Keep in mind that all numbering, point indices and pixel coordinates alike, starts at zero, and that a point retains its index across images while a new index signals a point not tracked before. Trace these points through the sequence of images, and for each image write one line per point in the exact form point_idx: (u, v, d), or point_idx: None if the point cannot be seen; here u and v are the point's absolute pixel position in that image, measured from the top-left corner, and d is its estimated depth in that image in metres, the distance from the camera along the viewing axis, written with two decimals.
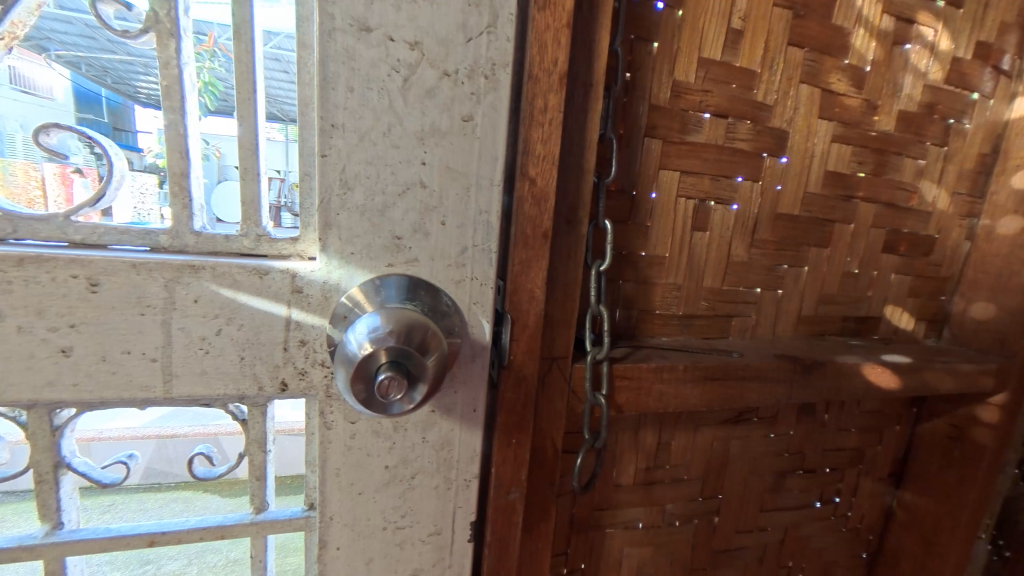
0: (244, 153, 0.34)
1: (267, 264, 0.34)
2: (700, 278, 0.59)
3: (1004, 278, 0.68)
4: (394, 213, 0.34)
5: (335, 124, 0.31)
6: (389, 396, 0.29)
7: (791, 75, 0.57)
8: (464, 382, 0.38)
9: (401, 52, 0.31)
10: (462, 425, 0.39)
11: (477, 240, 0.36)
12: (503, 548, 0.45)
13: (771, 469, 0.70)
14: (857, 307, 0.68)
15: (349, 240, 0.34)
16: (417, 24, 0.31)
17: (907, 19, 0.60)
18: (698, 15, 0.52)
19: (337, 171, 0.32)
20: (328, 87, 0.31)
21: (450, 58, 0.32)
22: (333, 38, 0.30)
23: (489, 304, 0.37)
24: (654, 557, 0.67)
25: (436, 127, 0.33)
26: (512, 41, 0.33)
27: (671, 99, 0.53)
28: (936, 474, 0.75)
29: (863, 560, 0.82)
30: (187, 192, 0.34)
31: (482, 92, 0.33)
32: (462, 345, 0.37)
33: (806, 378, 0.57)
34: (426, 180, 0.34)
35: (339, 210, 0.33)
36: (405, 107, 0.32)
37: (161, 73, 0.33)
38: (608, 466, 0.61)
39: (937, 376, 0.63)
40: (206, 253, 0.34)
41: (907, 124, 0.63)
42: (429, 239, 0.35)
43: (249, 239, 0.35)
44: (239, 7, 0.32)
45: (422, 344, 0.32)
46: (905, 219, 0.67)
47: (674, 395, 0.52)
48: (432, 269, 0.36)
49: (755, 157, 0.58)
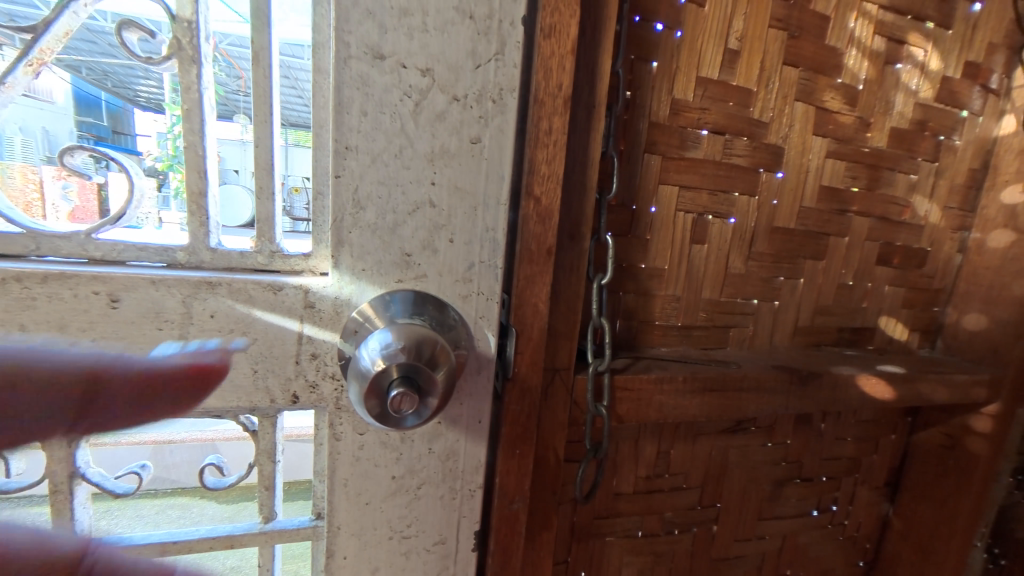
0: (260, 172, 0.36)
1: (281, 281, 0.35)
2: (699, 290, 0.60)
3: (996, 290, 0.69)
4: (403, 231, 0.35)
5: (348, 146, 0.33)
6: (401, 410, 0.30)
7: (786, 93, 0.59)
8: (470, 394, 0.39)
9: (413, 78, 0.33)
10: (468, 436, 0.40)
11: (484, 257, 0.37)
12: (507, 558, 0.45)
13: (769, 478, 0.71)
14: (853, 318, 0.69)
15: (360, 256, 0.35)
16: (429, 52, 0.32)
17: (898, 39, 0.62)
18: (696, 36, 0.54)
19: (349, 191, 0.33)
20: (342, 111, 0.32)
21: (460, 83, 0.33)
22: (348, 66, 0.31)
23: (494, 318, 0.39)
24: (654, 565, 0.68)
25: (446, 148, 0.34)
26: (519, 67, 0.35)
27: (670, 117, 0.54)
28: (930, 483, 0.76)
29: (860, 568, 0.82)
30: (204, 210, 0.35)
31: (490, 115, 0.35)
32: (468, 358, 0.38)
33: (802, 389, 0.58)
34: (435, 199, 0.35)
35: (351, 227, 0.34)
36: (416, 130, 0.33)
37: (182, 96, 0.34)
38: (608, 475, 0.62)
39: (931, 386, 0.65)
40: (222, 269, 0.35)
41: (899, 140, 0.65)
42: (437, 256, 0.36)
43: (262, 255, 0.36)
44: (258, 33, 0.34)
45: (432, 358, 0.33)
46: (898, 232, 0.69)
47: (674, 406, 0.52)
48: (440, 284, 0.37)
49: (752, 172, 0.60)
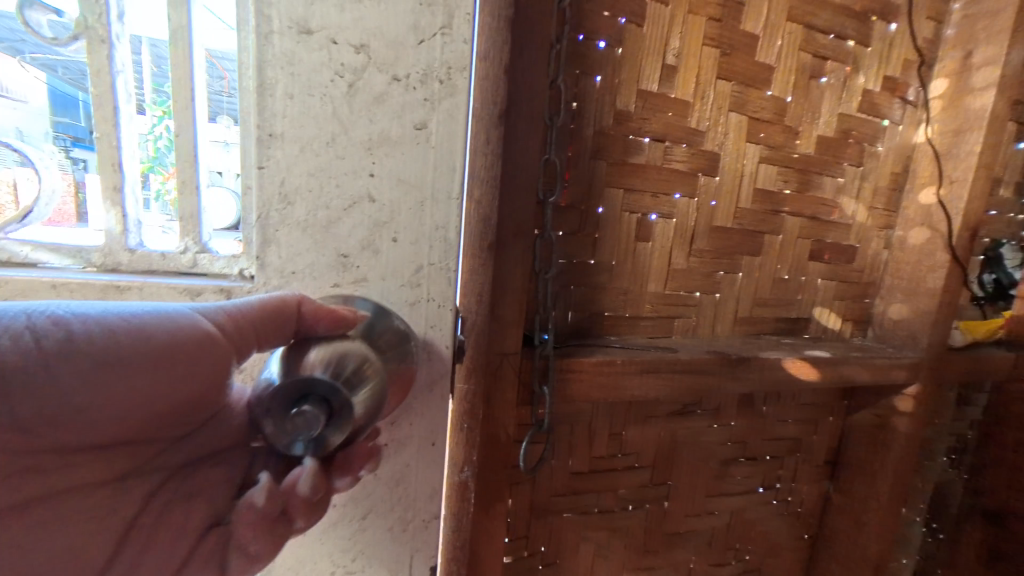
0: (185, 167, 0.40)
1: (198, 286, 0.40)
2: (644, 283, 0.66)
3: (916, 283, 0.76)
4: (339, 221, 0.40)
5: (276, 133, 0.38)
6: (306, 428, 0.32)
7: (720, 105, 0.65)
8: (421, 412, 0.44)
9: (343, 62, 0.38)
10: (419, 459, 0.45)
11: (427, 253, 0.42)
12: (458, 523, 0.49)
13: (715, 458, 0.77)
14: (789, 309, 0.76)
15: (292, 247, 0.40)
16: (360, 32, 0.37)
17: (822, 56, 0.69)
18: (636, 52, 0.59)
19: (277, 181, 0.38)
20: (269, 96, 0.37)
21: (399, 65, 0.39)
22: (271, 42, 0.36)
23: (446, 327, 0.44)
24: (610, 539, 0.73)
25: (383, 138, 0.39)
26: (463, 43, 0.39)
27: (614, 126, 0.60)
28: (864, 461, 0.82)
29: (806, 540, 0.89)
30: (120, 207, 0.40)
31: (432, 100, 0.40)
32: (422, 370, 0.44)
33: (734, 371, 0.62)
34: (370, 190, 0.40)
35: (281, 218, 0.39)
36: (348, 119, 0.39)
37: (95, 80, 0.38)
38: (565, 455, 0.67)
39: (855, 370, 0.71)
40: (140, 271, 0.41)
41: (826, 147, 0.72)
42: (378, 249, 0.41)
43: (186, 257, 0.42)
44: (177, 14, 0.38)
45: (356, 372, 0.35)
46: (828, 231, 0.75)
47: (615, 387, 0.57)
48: (383, 282, 0.42)
49: (691, 176, 0.65)
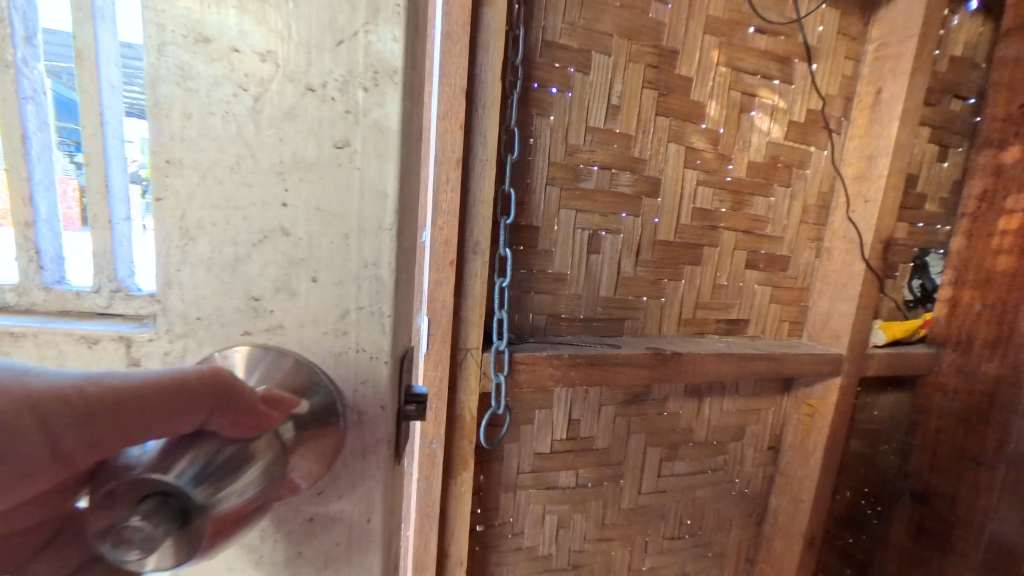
0: (94, 199, 0.30)
1: (96, 332, 0.28)
2: (596, 289, 0.77)
3: (840, 288, 0.87)
4: (248, 267, 0.28)
5: (170, 159, 0.26)
6: (121, 551, 0.19)
7: (661, 138, 0.76)
8: (351, 483, 0.32)
9: (251, 66, 0.26)
10: (350, 539, 0.32)
11: (362, 299, 0.29)
12: (429, 486, 0.60)
13: (666, 442, 0.88)
14: (728, 312, 0.87)
15: (193, 301, 0.28)
16: (269, 29, 0.26)
17: (750, 94, 0.80)
18: (584, 96, 0.70)
19: (174, 217, 0.27)
20: (156, 115, 0.26)
21: (316, 67, 0.27)
22: (164, 53, 0.25)
23: (382, 384, 0.31)
24: (572, 512, 0.84)
25: (300, 157, 0.27)
26: (400, 38, 0.27)
27: (566, 157, 0.71)
28: (802, 445, 0.93)
29: (753, 517, 1.00)
30: (34, 242, 0.30)
31: (361, 109, 0.27)
32: (350, 432, 0.31)
33: (668, 365, 0.73)
34: (286, 224, 0.28)
35: (177, 265, 0.27)
36: (257, 136, 0.27)
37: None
38: (529, 438, 0.78)
39: (783, 364, 0.82)
40: (20, 312, 0.29)
41: (757, 171, 0.83)
42: (296, 300, 0.29)
43: (103, 295, 0.30)
44: (79, 29, 0.28)
45: (228, 463, 0.23)
46: (762, 243, 0.86)
47: (552, 377, 0.65)
48: (302, 336, 0.29)
49: (636, 198, 0.77)
